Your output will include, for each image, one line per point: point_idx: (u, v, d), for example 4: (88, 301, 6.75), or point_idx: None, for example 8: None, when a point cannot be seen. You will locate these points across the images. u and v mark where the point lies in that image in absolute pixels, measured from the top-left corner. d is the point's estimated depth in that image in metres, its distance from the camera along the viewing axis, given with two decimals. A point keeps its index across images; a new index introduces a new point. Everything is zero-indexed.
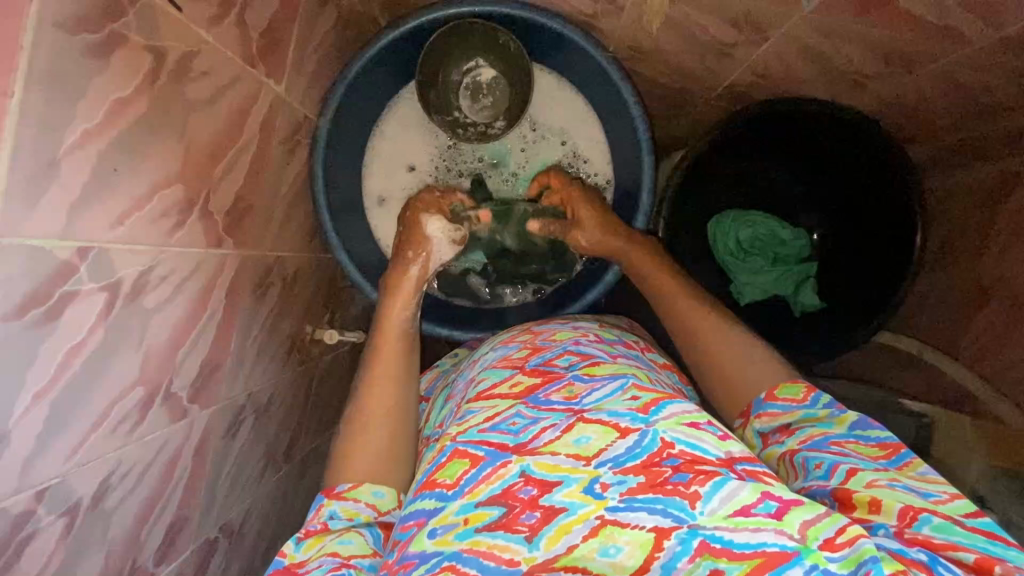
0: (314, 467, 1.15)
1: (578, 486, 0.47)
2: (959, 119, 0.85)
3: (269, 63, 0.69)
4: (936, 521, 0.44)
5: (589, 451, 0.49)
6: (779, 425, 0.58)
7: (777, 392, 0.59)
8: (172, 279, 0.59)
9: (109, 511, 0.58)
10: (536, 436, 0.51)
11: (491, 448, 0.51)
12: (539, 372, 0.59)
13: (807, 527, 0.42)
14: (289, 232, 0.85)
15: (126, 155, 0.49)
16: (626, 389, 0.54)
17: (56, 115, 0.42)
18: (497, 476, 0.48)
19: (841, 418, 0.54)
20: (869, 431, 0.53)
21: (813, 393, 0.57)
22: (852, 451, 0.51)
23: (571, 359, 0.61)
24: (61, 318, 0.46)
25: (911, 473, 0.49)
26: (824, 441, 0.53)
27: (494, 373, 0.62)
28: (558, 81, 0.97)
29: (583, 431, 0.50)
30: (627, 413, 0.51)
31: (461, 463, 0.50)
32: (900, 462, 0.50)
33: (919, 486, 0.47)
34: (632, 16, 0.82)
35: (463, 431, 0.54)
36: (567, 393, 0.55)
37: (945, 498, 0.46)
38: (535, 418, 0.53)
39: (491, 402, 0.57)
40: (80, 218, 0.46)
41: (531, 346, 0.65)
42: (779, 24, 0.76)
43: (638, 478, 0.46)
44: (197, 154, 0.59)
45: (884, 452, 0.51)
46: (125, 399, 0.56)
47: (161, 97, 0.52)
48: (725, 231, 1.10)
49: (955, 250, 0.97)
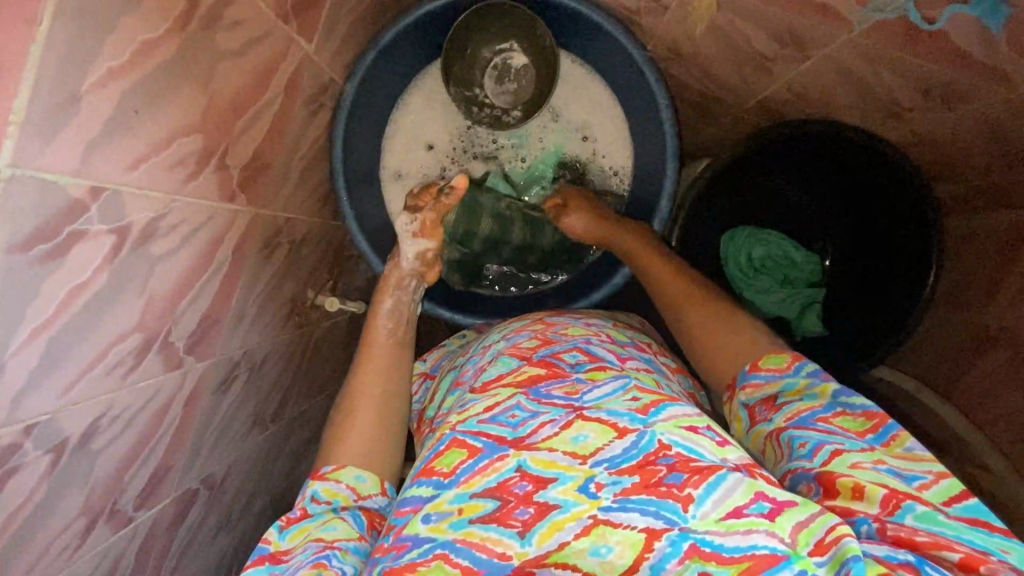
0: (300, 429, 1.17)
1: (572, 485, 0.46)
2: (992, 161, 0.83)
3: (303, 22, 0.68)
4: (919, 511, 0.43)
5: (586, 449, 0.49)
6: (763, 397, 0.57)
7: (762, 362, 0.59)
8: (181, 230, 0.59)
9: (96, 452, 0.58)
10: (535, 431, 0.51)
11: (490, 440, 0.51)
12: (545, 363, 0.58)
13: (799, 530, 0.43)
14: (302, 195, 0.84)
15: (149, 98, 0.48)
16: (627, 391, 0.53)
17: (82, 49, 0.41)
18: (493, 468, 0.49)
19: (823, 389, 0.54)
20: (854, 403, 0.52)
21: (797, 363, 0.57)
22: (838, 429, 0.50)
23: (578, 358, 0.60)
24: (68, 255, 0.46)
25: (896, 450, 0.48)
26: (809, 419, 0.52)
27: (502, 363, 0.60)
28: (589, 74, 0.95)
29: (581, 429, 0.50)
30: (626, 413, 0.51)
31: (459, 452, 0.50)
32: (886, 438, 0.49)
33: (903, 469, 0.46)
34: (676, 18, 0.80)
35: (462, 420, 0.53)
36: (568, 389, 0.54)
37: (931, 480, 0.46)
38: (535, 412, 0.52)
39: (493, 391, 0.56)
40: (95, 158, 0.45)
41: (542, 338, 0.63)
42: (824, 44, 0.74)
43: (632, 477, 0.46)
44: (221, 106, 0.58)
45: (870, 424, 0.50)
46: (122, 343, 0.56)
47: (190, 43, 0.50)
48: (737, 247, 1.09)
49: (964, 295, 0.96)
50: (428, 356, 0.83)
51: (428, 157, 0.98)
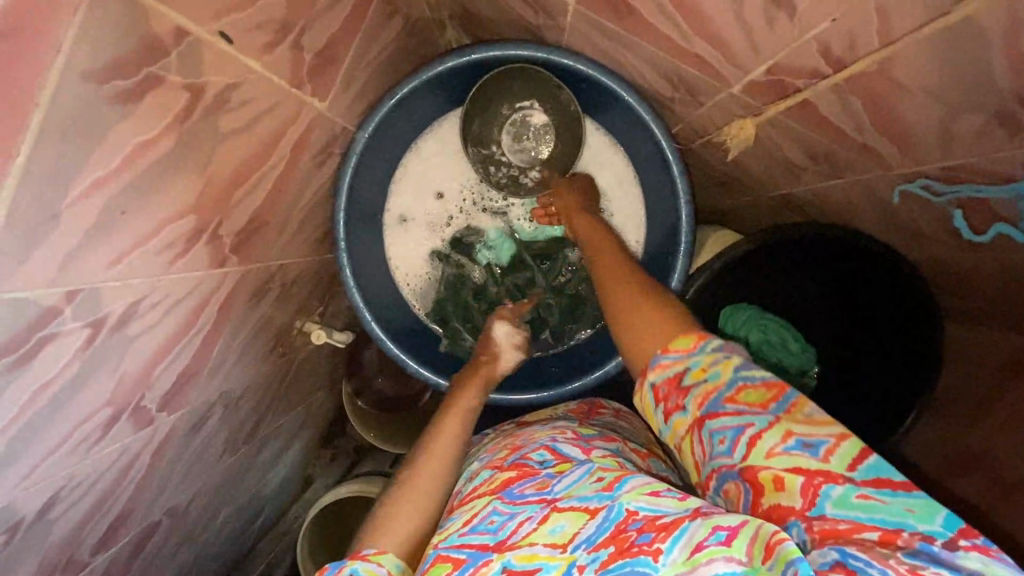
0: (272, 444, 1.16)
1: (557, 573, 0.46)
2: (995, 301, 0.81)
3: (317, 82, 0.63)
4: (835, 494, 0.42)
5: (565, 538, 0.49)
6: (670, 377, 0.51)
7: (670, 345, 0.52)
8: (163, 305, 0.56)
9: (53, 520, 0.57)
10: (514, 530, 0.50)
11: (473, 550, 0.50)
12: (515, 466, 0.59)
13: (753, 544, 0.41)
14: (300, 239, 0.81)
15: (139, 195, 0.45)
16: (593, 474, 0.54)
17: (66, 167, 0.37)
18: (481, 574, 0.48)
19: (726, 363, 0.49)
20: (753, 374, 0.49)
21: (703, 342, 0.52)
22: (746, 408, 0.47)
23: (546, 456, 0.60)
24: (34, 360, 0.43)
25: (799, 416, 0.46)
26: (718, 401, 0.48)
27: (475, 476, 0.62)
28: (611, 144, 0.92)
29: (557, 520, 0.50)
30: (594, 495, 0.51)
31: (444, 567, 0.50)
32: (787, 405, 0.46)
33: (808, 436, 0.44)
34: (710, 115, 0.76)
35: (444, 537, 0.53)
36: (540, 484, 0.55)
37: (833, 444, 0.44)
38: (512, 513, 0.52)
39: (470, 505, 0.57)
40: (72, 266, 0.42)
41: (511, 447, 0.65)
42: (858, 172, 0.70)
43: (609, 549, 0.46)
44: (220, 183, 0.55)
45: (770, 394, 0.48)
46: (91, 419, 0.54)
47: (190, 133, 0.47)
48: (735, 328, 1.06)
49: (951, 409, 0.98)
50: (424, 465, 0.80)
51: (436, 206, 0.94)
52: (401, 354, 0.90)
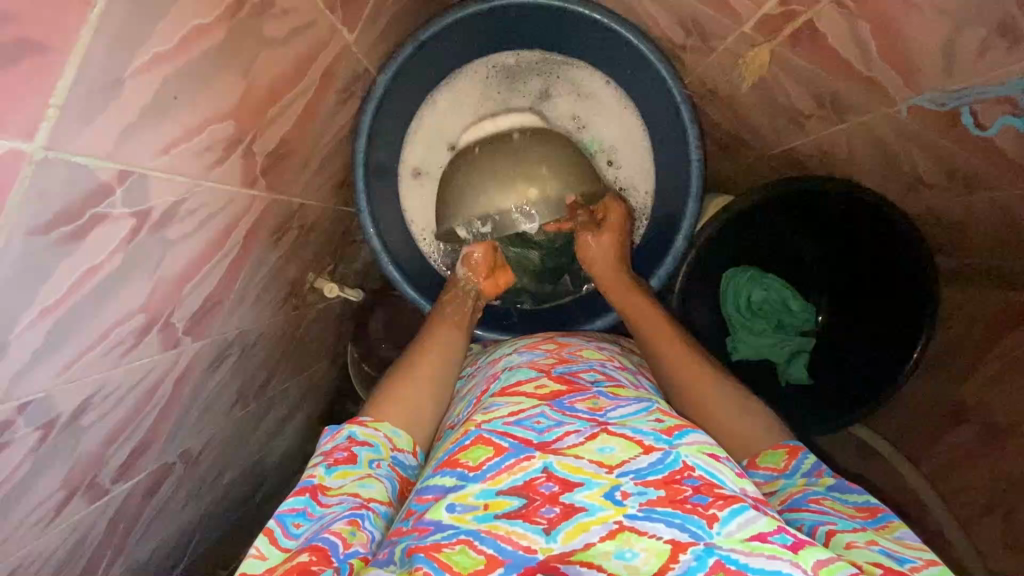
0: (278, 406, 1.15)
1: (598, 490, 0.47)
2: (995, 244, 0.85)
3: (347, 11, 0.65)
4: None
5: (613, 460, 0.49)
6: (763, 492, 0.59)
7: (760, 460, 0.61)
8: (199, 215, 0.57)
9: (83, 428, 0.57)
10: (560, 437, 0.52)
11: (516, 441, 0.51)
12: (565, 379, 0.61)
13: (820, 565, 0.42)
14: (319, 181, 0.82)
15: (190, 83, 0.46)
16: (651, 414, 0.55)
17: (133, 32, 0.39)
18: (520, 467, 0.49)
19: (820, 482, 0.58)
20: (847, 497, 0.56)
21: (795, 462, 0.60)
22: (831, 510, 0.53)
23: (596, 376, 0.63)
24: (86, 239, 0.44)
25: (888, 535, 0.50)
26: (802, 501, 0.55)
27: (520, 371, 0.63)
28: (622, 100, 0.94)
29: (607, 441, 0.51)
30: (651, 433, 0.52)
31: (485, 450, 0.51)
32: (879, 524, 0.52)
33: (895, 551, 0.48)
34: (720, 62, 0.79)
35: (487, 420, 0.55)
36: (591, 404, 0.56)
37: (921, 564, 0.47)
38: (560, 421, 0.53)
39: (516, 398, 0.58)
40: (127, 143, 0.43)
41: (557, 357, 0.66)
42: (861, 113, 0.74)
43: (658, 491, 0.46)
44: (257, 94, 0.56)
45: (861, 514, 0.54)
46: (125, 323, 0.54)
47: (238, 31, 0.49)
48: (737, 288, 1.09)
49: (943, 364, 1.00)
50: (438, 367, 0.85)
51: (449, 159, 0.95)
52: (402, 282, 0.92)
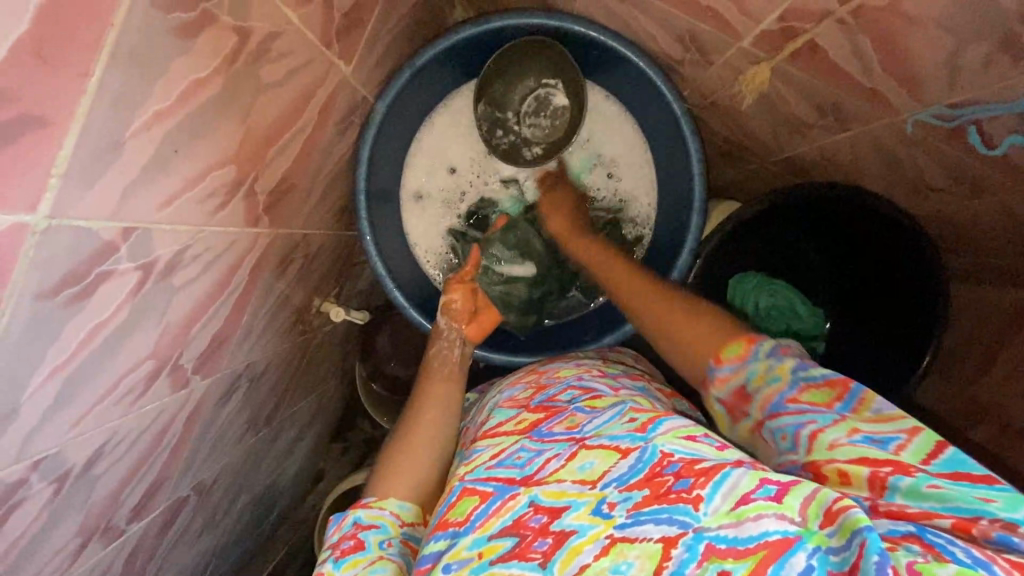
0: (289, 429, 1.16)
1: (586, 509, 0.47)
2: (1005, 247, 0.83)
3: (343, 45, 0.65)
4: (905, 485, 0.42)
5: (594, 475, 0.50)
6: (732, 388, 0.57)
7: (721, 354, 0.59)
8: (203, 258, 0.57)
9: (97, 476, 0.57)
10: (542, 466, 0.53)
11: (500, 483, 0.53)
12: (543, 408, 0.63)
13: (808, 505, 0.41)
14: (321, 210, 0.82)
15: (189, 136, 0.46)
16: (624, 415, 0.56)
17: (131, 95, 0.39)
18: (507, 508, 0.50)
19: (782, 370, 0.54)
20: (814, 375, 0.52)
21: (754, 347, 0.57)
22: (808, 406, 0.50)
23: (573, 394, 0.64)
24: (92, 296, 0.44)
25: (864, 415, 0.47)
26: (780, 403, 0.52)
27: (501, 412, 0.66)
28: (621, 114, 0.95)
29: (586, 457, 0.52)
30: (627, 435, 0.52)
31: (472, 500, 0.52)
32: (854, 403, 0.49)
33: (876, 433, 0.46)
34: (720, 74, 0.78)
35: (471, 470, 0.57)
36: (568, 424, 0.58)
37: (904, 440, 0.45)
38: (540, 450, 0.55)
39: (497, 439, 0.60)
40: (130, 201, 0.43)
41: (536, 386, 0.70)
42: (863, 122, 0.73)
43: (642, 492, 0.46)
44: (256, 136, 0.56)
45: (835, 393, 0.50)
46: (134, 371, 0.54)
47: (235, 79, 0.48)
48: (744, 295, 1.08)
49: (959, 365, 0.99)
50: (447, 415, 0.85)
51: (450, 181, 0.97)
52: (406, 305, 0.91)
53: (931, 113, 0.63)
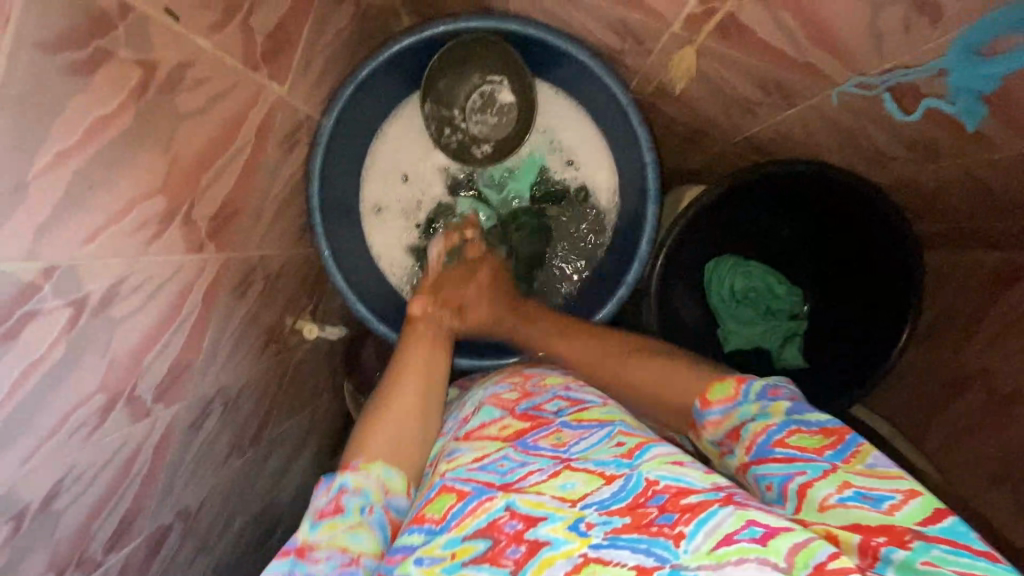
0: (278, 451, 1.11)
1: (562, 523, 0.47)
2: (972, 209, 0.81)
3: (272, 66, 0.66)
4: (899, 558, 0.40)
5: (574, 494, 0.49)
6: (724, 430, 0.56)
7: (710, 395, 0.58)
8: (145, 289, 0.57)
9: (59, 511, 0.58)
10: (523, 477, 0.52)
11: (478, 484, 0.53)
12: (528, 417, 0.60)
13: (796, 552, 0.41)
14: (277, 230, 0.83)
15: (105, 170, 0.47)
16: (613, 438, 0.55)
17: (27, 137, 0.40)
18: (483, 509, 0.50)
19: (774, 408, 0.54)
20: (808, 420, 0.52)
21: (744, 386, 0.57)
22: (796, 452, 0.49)
23: (560, 405, 0.62)
24: (20, 336, 0.45)
25: (857, 467, 0.46)
26: (767, 446, 0.51)
27: (484, 412, 0.63)
28: (575, 109, 0.94)
29: (569, 477, 0.51)
30: (613, 461, 0.52)
31: (448, 498, 0.52)
32: (846, 454, 0.48)
33: (870, 489, 0.44)
34: (659, 61, 0.78)
35: (452, 468, 0.56)
36: (554, 440, 0.56)
37: (900, 501, 0.43)
38: (523, 461, 0.54)
39: (480, 442, 0.58)
40: (46, 239, 0.44)
41: (522, 390, 0.66)
42: (807, 96, 0.72)
43: (623, 518, 0.46)
44: (184, 165, 0.57)
45: (828, 440, 0.49)
46: (83, 407, 0.55)
47: (147, 110, 0.49)
48: (720, 278, 1.07)
49: (940, 334, 0.96)
50: None
51: (407, 190, 0.98)
52: (368, 316, 0.91)
53: (852, 84, 0.64)
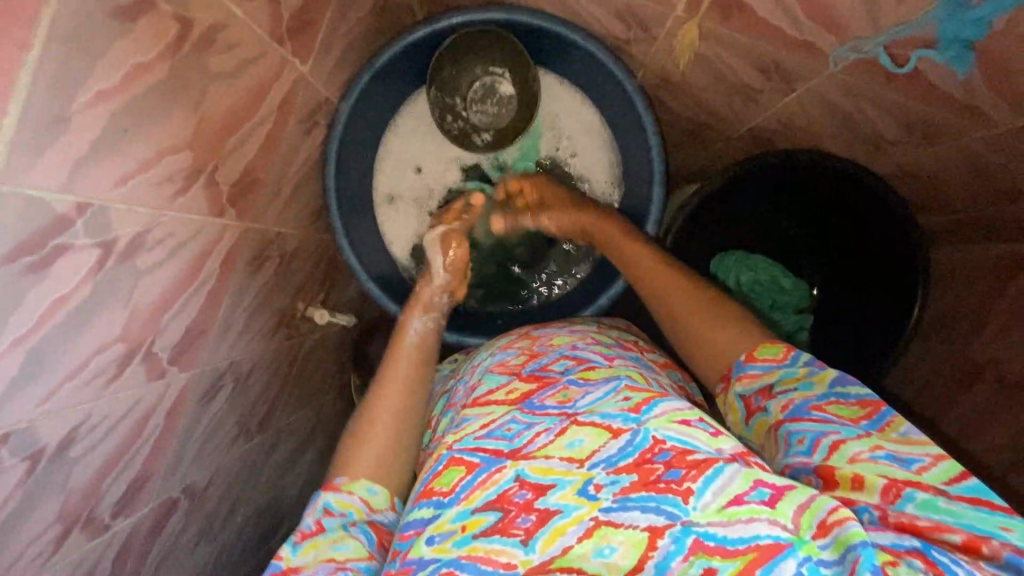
0: (286, 441, 1.12)
1: (571, 489, 0.47)
2: (974, 195, 0.82)
3: (297, 43, 0.70)
4: (920, 497, 0.42)
5: (583, 453, 0.49)
6: (759, 387, 0.55)
7: (757, 353, 0.57)
8: (168, 243, 0.60)
9: (73, 459, 0.59)
10: (531, 440, 0.51)
11: (486, 454, 0.51)
12: (535, 377, 0.59)
13: (801, 513, 0.43)
14: (293, 210, 0.85)
15: (138, 117, 0.50)
16: (619, 392, 0.54)
17: (73, 73, 0.43)
18: (492, 480, 0.49)
19: (820, 376, 0.52)
20: (848, 392, 0.51)
21: (793, 353, 0.55)
22: (834, 418, 0.49)
23: (567, 364, 0.60)
24: (52, 267, 0.47)
25: (892, 435, 0.47)
26: (804, 408, 0.51)
27: (491, 379, 0.61)
28: (580, 99, 0.98)
29: (576, 434, 0.50)
30: (619, 414, 0.51)
31: (457, 470, 0.51)
32: (882, 423, 0.48)
33: (902, 453, 0.45)
34: (664, 48, 0.82)
35: (458, 439, 0.54)
36: (560, 398, 0.55)
37: (929, 462, 0.44)
38: (530, 424, 0.53)
39: (487, 409, 0.56)
40: (83, 174, 0.47)
41: (529, 354, 0.63)
42: (806, 78, 0.75)
43: (631, 476, 0.46)
44: (210, 125, 0.60)
45: (865, 413, 0.49)
46: (104, 353, 0.57)
47: (181, 65, 0.53)
48: (726, 271, 1.07)
49: (949, 325, 0.96)
50: (422, 384, 0.83)
51: (418, 179, 1.00)
52: (380, 294, 0.93)
53: (845, 52, 0.67)
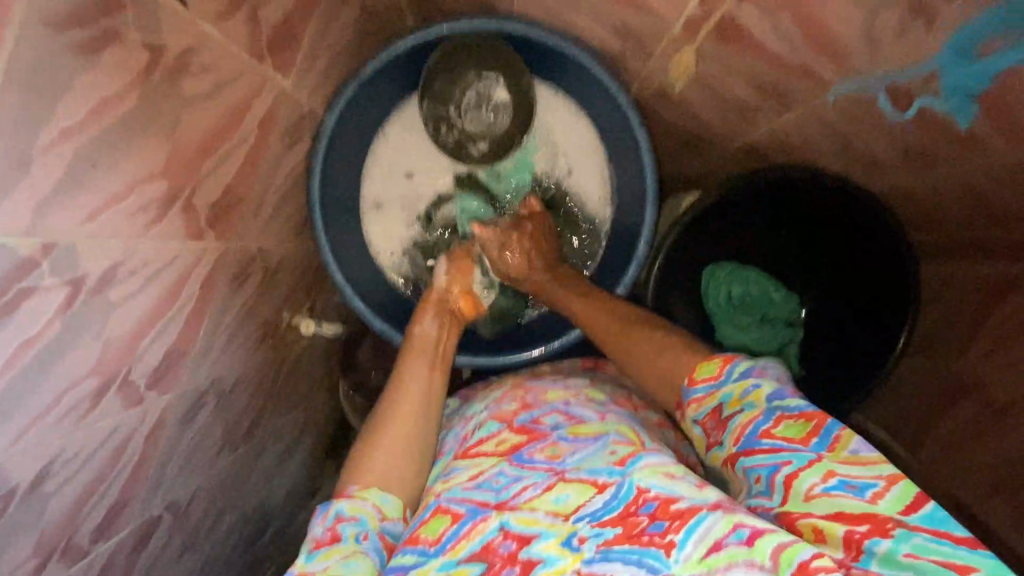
0: (272, 448, 1.10)
1: (555, 540, 0.46)
2: (968, 220, 0.81)
3: (278, 58, 0.67)
4: (881, 551, 0.42)
5: (568, 508, 0.49)
6: (707, 409, 0.55)
7: (697, 374, 0.58)
8: (143, 273, 0.57)
9: (48, 493, 0.58)
10: (517, 494, 0.50)
11: (473, 504, 0.51)
12: (526, 429, 0.57)
13: (781, 550, 0.41)
14: (276, 224, 0.83)
15: (107, 151, 0.48)
16: (608, 446, 0.54)
17: (32, 112, 0.41)
18: (476, 531, 0.49)
19: (756, 395, 0.52)
20: (789, 404, 0.51)
21: (728, 366, 0.56)
22: (782, 443, 0.49)
23: (558, 420, 0.58)
24: (17, 311, 0.45)
25: (841, 455, 0.46)
26: (755, 436, 0.50)
27: (483, 427, 0.60)
28: (574, 109, 0.95)
29: (563, 490, 0.50)
30: (605, 469, 0.51)
31: (443, 519, 0.51)
32: (828, 445, 0.47)
33: (854, 478, 0.45)
34: (659, 64, 0.79)
35: (447, 488, 0.54)
36: (550, 452, 0.54)
37: (881, 488, 0.44)
38: (517, 476, 0.52)
39: (477, 460, 0.56)
40: (48, 216, 0.45)
41: (522, 401, 0.62)
42: (803, 100, 0.73)
43: (615, 530, 0.46)
44: (186, 150, 0.57)
45: (811, 426, 0.49)
46: (77, 388, 0.55)
47: (152, 94, 0.50)
48: (718, 284, 1.06)
49: (934, 345, 0.96)
50: None
51: (406, 186, 0.98)
52: (366, 311, 0.91)
53: (847, 85, 0.67)
